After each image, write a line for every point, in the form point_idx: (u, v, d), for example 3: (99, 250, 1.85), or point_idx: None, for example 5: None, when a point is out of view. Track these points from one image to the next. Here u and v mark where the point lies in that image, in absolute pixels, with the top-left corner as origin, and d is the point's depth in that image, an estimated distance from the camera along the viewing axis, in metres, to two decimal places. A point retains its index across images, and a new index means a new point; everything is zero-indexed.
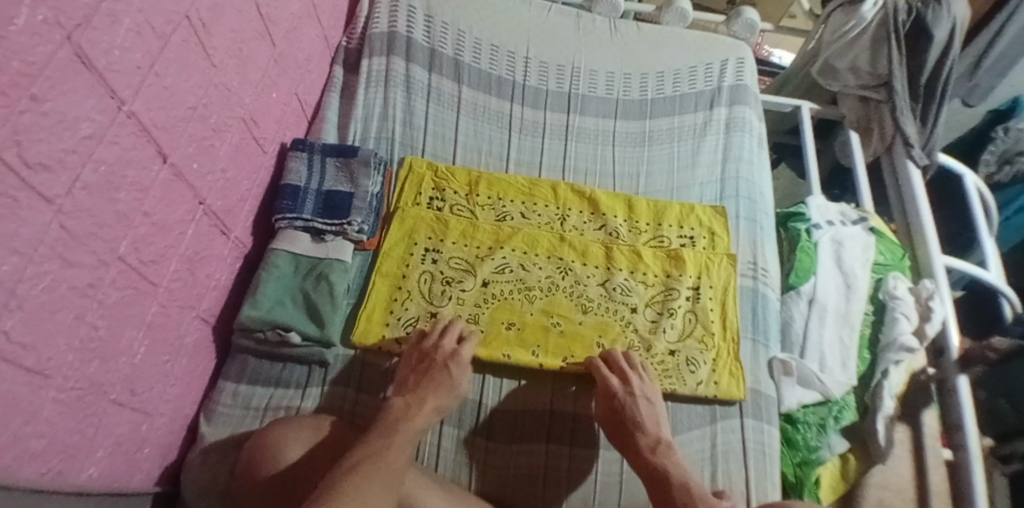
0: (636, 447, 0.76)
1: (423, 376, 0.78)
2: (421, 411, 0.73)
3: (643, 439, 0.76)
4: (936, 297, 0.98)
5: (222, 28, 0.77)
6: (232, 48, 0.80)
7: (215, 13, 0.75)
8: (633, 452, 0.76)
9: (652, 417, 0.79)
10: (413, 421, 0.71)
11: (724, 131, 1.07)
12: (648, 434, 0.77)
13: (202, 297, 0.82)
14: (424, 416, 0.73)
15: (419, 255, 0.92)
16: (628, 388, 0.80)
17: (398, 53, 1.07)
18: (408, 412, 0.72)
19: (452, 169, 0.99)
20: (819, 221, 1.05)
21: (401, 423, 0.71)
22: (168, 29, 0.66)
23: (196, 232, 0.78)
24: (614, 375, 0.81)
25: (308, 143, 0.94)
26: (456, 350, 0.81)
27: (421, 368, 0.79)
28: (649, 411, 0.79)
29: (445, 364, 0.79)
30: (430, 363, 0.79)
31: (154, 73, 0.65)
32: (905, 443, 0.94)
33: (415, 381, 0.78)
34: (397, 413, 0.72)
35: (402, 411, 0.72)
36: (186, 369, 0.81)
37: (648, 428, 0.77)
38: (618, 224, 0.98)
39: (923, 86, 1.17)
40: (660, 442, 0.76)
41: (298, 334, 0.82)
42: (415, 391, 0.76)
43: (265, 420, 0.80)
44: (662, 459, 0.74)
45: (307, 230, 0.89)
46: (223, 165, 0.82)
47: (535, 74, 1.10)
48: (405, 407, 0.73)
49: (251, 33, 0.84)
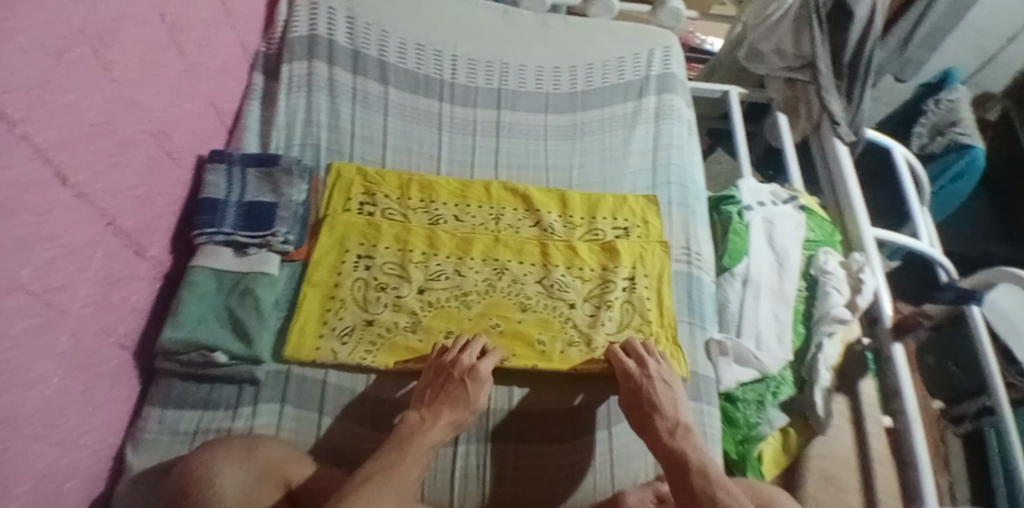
0: (655, 430, 0.74)
1: (440, 391, 0.77)
2: (436, 427, 0.72)
3: (662, 422, 0.75)
4: (867, 269, 1.00)
5: (123, 40, 0.74)
6: (136, 61, 0.77)
7: (113, 25, 0.72)
8: (652, 435, 0.74)
9: (670, 401, 0.77)
10: (428, 435, 0.71)
11: (654, 119, 1.08)
12: (667, 418, 0.75)
13: (119, 321, 0.79)
14: (437, 430, 0.72)
15: (351, 263, 0.90)
16: (645, 369, 0.80)
17: (320, 56, 1.05)
18: (422, 427, 0.72)
19: (382, 172, 0.98)
20: (749, 202, 1.07)
21: (415, 437, 0.70)
22: (62, 46, 0.63)
23: (106, 254, 0.74)
24: (630, 359, 0.82)
25: (226, 154, 0.91)
26: (474, 366, 0.79)
27: (438, 382, 0.78)
28: (668, 395, 0.78)
29: (462, 379, 0.77)
30: (447, 378, 0.78)
31: (49, 91, 0.61)
32: (843, 415, 0.97)
33: (431, 396, 0.77)
34: (410, 428, 0.72)
35: (415, 426, 0.72)
36: (106, 397, 0.78)
37: (667, 412, 0.76)
38: (553, 220, 0.98)
39: (846, 64, 1.20)
40: (677, 426, 0.74)
41: (223, 353, 0.79)
42: (430, 406, 0.75)
43: (195, 443, 0.78)
44: (679, 442, 0.72)
45: (229, 244, 0.86)
46: (133, 182, 0.79)
47: (463, 72, 1.09)
48: (419, 422, 0.73)
49: (156, 44, 0.81)
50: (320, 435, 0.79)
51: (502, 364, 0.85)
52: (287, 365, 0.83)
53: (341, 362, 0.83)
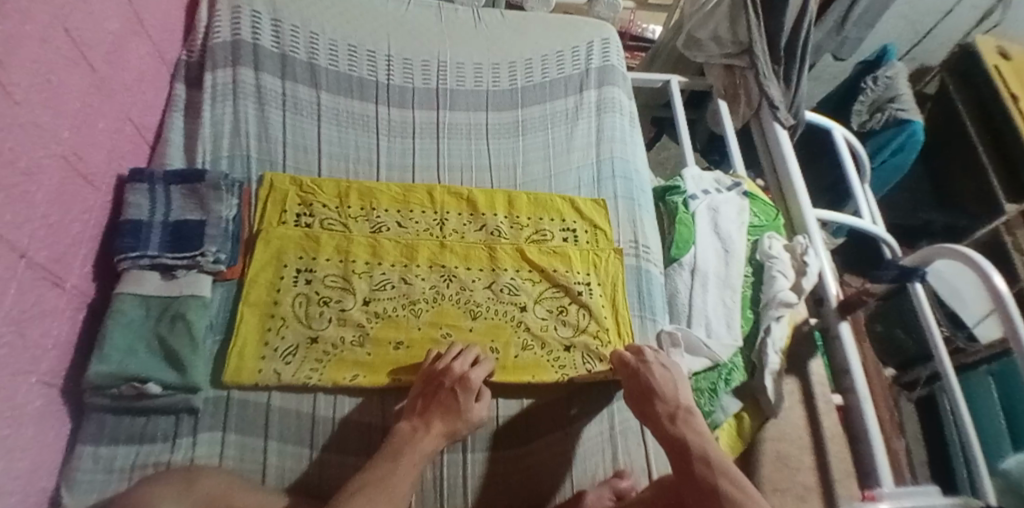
0: (656, 415, 0.76)
1: (431, 399, 0.76)
2: (427, 435, 0.72)
3: (663, 406, 0.77)
4: (810, 251, 1.03)
5: (23, 61, 0.68)
6: (38, 80, 0.71)
7: (14, 46, 0.66)
8: (654, 421, 0.76)
9: (672, 386, 0.78)
10: (420, 444, 0.71)
11: (596, 113, 1.08)
12: (667, 403, 0.77)
13: (41, 358, 0.74)
14: (430, 440, 0.72)
15: (290, 278, 0.87)
16: (640, 357, 0.81)
17: (245, 62, 1.00)
18: (413, 436, 0.72)
19: (318, 181, 0.94)
20: (694, 192, 1.08)
21: (406, 446, 0.71)
22: None
23: (19, 290, 0.69)
24: (628, 351, 0.83)
25: (147, 172, 0.86)
26: (466, 374, 0.78)
27: (430, 391, 0.77)
28: (670, 382, 0.79)
29: (453, 389, 0.77)
30: (438, 387, 0.77)
31: None
32: (796, 394, 0.99)
33: (423, 405, 0.76)
34: (402, 438, 0.72)
35: (407, 436, 0.72)
36: (32, 440, 0.73)
37: (670, 397, 0.77)
38: (499, 221, 0.96)
39: (782, 50, 1.22)
40: (676, 408, 0.76)
41: (156, 384, 0.75)
42: (422, 416, 0.75)
43: (134, 480, 0.74)
44: (680, 426, 0.74)
45: (155, 268, 0.82)
46: (44, 210, 0.74)
47: (399, 73, 1.06)
48: (411, 431, 0.73)
49: (61, 62, 0.75)
50: (266, 462, 0.76)
51: None
52: (227, 389, 0.80)
53: (285, 383, 0.80)
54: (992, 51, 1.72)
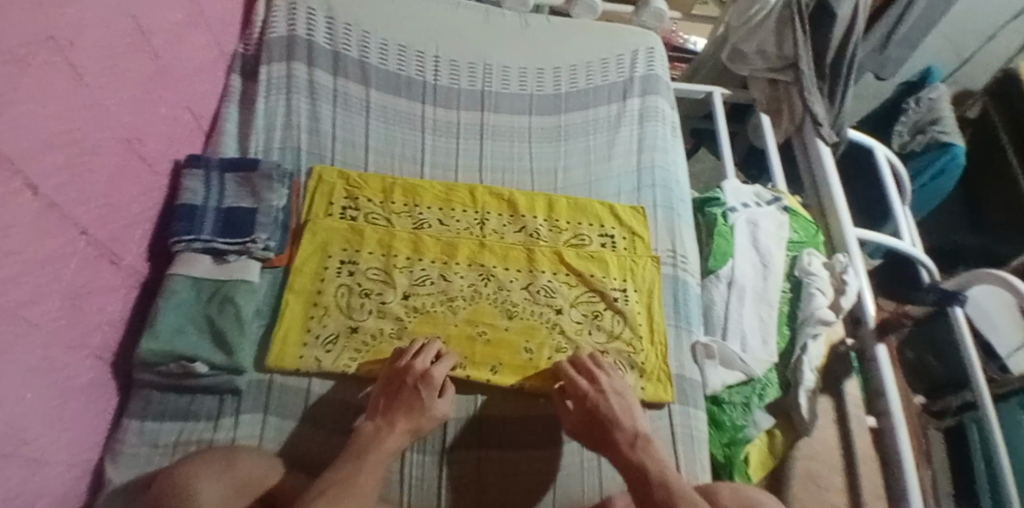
0: (615, 443, 0.73)
1: (394, 399, 0.75)
2: (390, 434, 0.71)
3: (618, 432, 0.74)
4: (850, 270, 1.02)
5: (92, 46, 0.72)
6: (105, 65, 0.75)
7: (82, 29, 0.69)
8: (612, 450, 0.73)
9: (625, 413, 0.76)
10: (384, 443, 0.69)
11: (638, 121, 1.08)
12: (624, 430, 0.74)
13: (93, 332, 0.76)
14: (393, 439, 0.71)
15: (334, 268, 0.89)
16: (597, 385, 0.78)
17: (299, 57, 1.03)
18: (377, 435, 0.70)
19: (365, 176, 0.96)
20: (734, 204, 1.08)
21: (370, 446, 0.69)
22: (26, 52, 0.61)
23: (78, 265, 0.72)
24: (581, 376, 0.80)
25: (203, 159, 0.89)
26: (428, 372, 0.77)
27: (392, 391, 0.76)
28: (625, 408, 0.76)
29: (415, 387, 0.76)
30: (401, 385, 0.76)
31: (13, 99, 0.59)
32: (829, 414, 0.98)
33: (385, 405, 0.75)
34: (365, 438, 0.70)
35: (371, 436, 0.70)
36: (81, 411, 0.75)
37: (625, 424, 0.74)
38: (538, 224, 0.97)
39: (828, 66, 1.21)
40: (634, 435, 0.73)
41: (204, 363, 0.78)
42: (385, 415, 0.73)
43: (176, 456, 0.76)
44: (637, 453, 0.71)
45: (207, 252, 0.84)
46: (105, 190, 0.77)
47: (446, 74, 1.08)
48: (375, 431, 0.71)
49: (127, 48, 0.79)
50: (303, 446, 0.78)
51: (489, 374, 0.84)
52: (270, 373, 0.82)
53: (325, 370, 0.82)
54: None
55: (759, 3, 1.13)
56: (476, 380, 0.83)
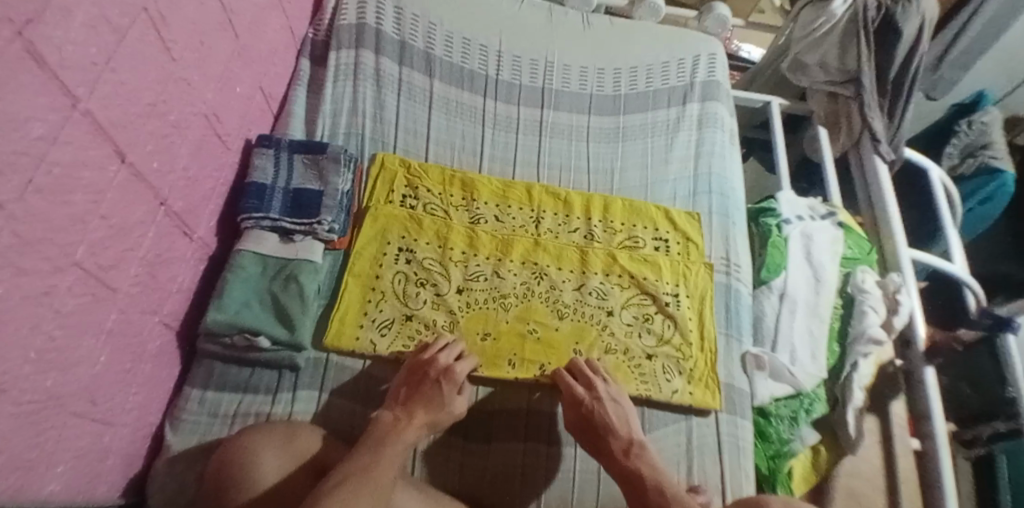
0: (610, 450, 0.75)
1: (416, 390, 0.76)
2: (409, 426, 0.71)
3: (612, 439, 0.75)
4: (903, 290, 1.01)
5: (183, 22, 0.74)
6: (193, 41, 0.77)
7: (176, 6, 0.72)
8: (607, 458, 0.74)
9: (621, 421, 0.77)
10: (403, 436, 0.69)
11: (697, 127, 1.08)
12: (619, 438, 0.75)
13: (165, 301, 0.79)
14: (412, 430, 0.71)
15: (392, 255, 0.90)
16: (595, 393, 0.79)
17: (367, 45, 1.05)
18: (395, 427, 0.70)
19: (425, 166, 0.98)
20: (789, 216, 1.07)
21: (389, 437, 0.68)
22: (123, 23, 0.63)
23: (157, 233, 0.75)
24: (578, 383, 0.80)
25: (274, 140, 0.92)
26: (450, 367, 0.78)
27: (414, 382, 0.77)
28: (620, 416, 0.78)
29: (437, 381, 0.76)
30: (423, 377, 0.77)
31: (109, 68, 0.62)
32: (874, 434, 0.97)
33: (406, 395, 0.75)
34: (385, 429, 0.70)
35: (389, 426, 0.70)
36: (148, 377, 0.78)
37: (619, 432, 0.76)
38: (593, 225, 0.98)
39: (890, 81, 1.19)
40: (629, 441, 0.75)
41: (267, 338, 0.80)
42: (404, 406, 0.74)
43: (235, 427, 0.78)
44: (635, 459, 0.73)
45: (274, 230, 0.87)
46: (185, 163, 0.79)
47: (508, 69, 1.09)
48: (394, 422, 0.71)
49: (213, 26, 0.81)
50: (356, 426, 0.79)
51: (539, 373, 0.85)
52: (327, 353, 0.84)
53: (379, 354, 0.84)
54: None
55: (824, 16, 1.14)
56: (524, 378, 0.85)
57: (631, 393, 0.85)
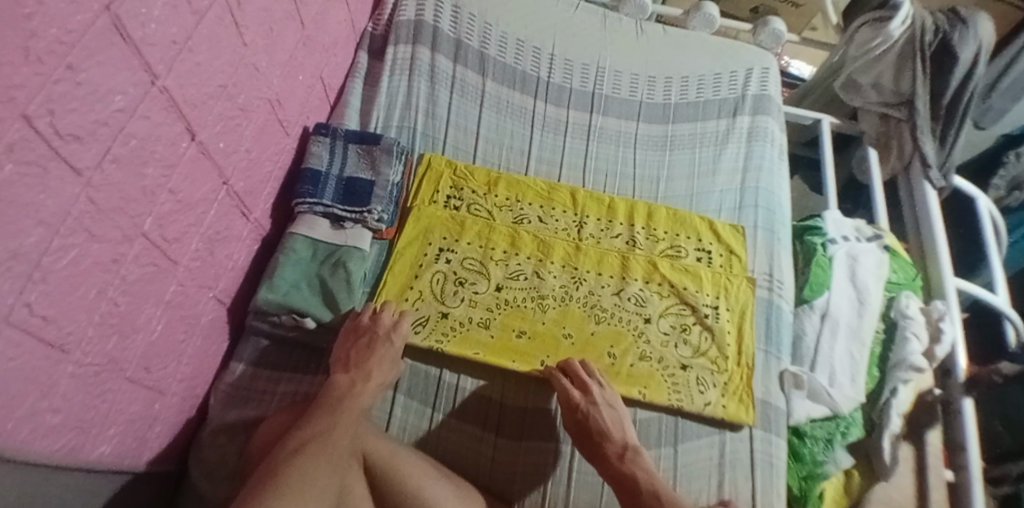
0: (604, 454, 0.77)
1: (364, 352, 0.78)
2: (365, 389, 0.75)
3: (606, 443, 0.77)
4: (947, 318, 0.99)
5: (258, 9, 0.77)
6: (263, 27, 0.79)
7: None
8: (601, 461, 0.77)
9: (615, 425, 0.79)
10: (359, 399, 0.74)
11: (746, 140, 1.07)
12: (613, 442, 0.77)
13: (220, 277, 0.81)
14: (369, 393, 0.75)
15: (432, 255, 0.91)
16: (589, 398, 0.79)
17: (424, 42, 1.07)
18: (351, 390, 0.74)
19: (471, 168, 0.99)
20: (834, 236, 1.06)
21: (345, 401, 0.73)
22: (203, 5, 0.65)
23: (218, 212, 0.77)
24: (575, 385, 0.81)
25: (331, 129, 0.94)
26: (396, 324, 0.82)
27: (363, 343, 0.79)
28: (611, 419, 0.79)
29: (386, 338, 0.80)
30: (371, 338, 0.80)
31: (187, 48, 0.64)
32: (908, 462, 0.95)
33: (355, 358, 0.78)
34: (340, 393, 0.74)
35: (345, 390, 0.74)
36: (199, 349, 0.80)
37: (612, 436, 0.78)
38: (635, 232, 0.98)
39: (944, 106, 1.16)
40: (622, 445, 0.77)
41: (313, 319, 0.83)
42: (358, 367, 0.77)
43: (276, 404, 0.80)
44: (630, 464, 0.75)
45: (326, 216, 0.89)
46: (248, 145, 0.81)
47: (560, 72, 1.10)
48: (349, 385, 0.75)
49: (283, 15, 0.83)
50: (392, 412, 0.81)
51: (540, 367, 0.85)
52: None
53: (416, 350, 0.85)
54: None
55: (881, 36, 1.10)
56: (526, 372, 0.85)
57: (664, 403, 0.85)
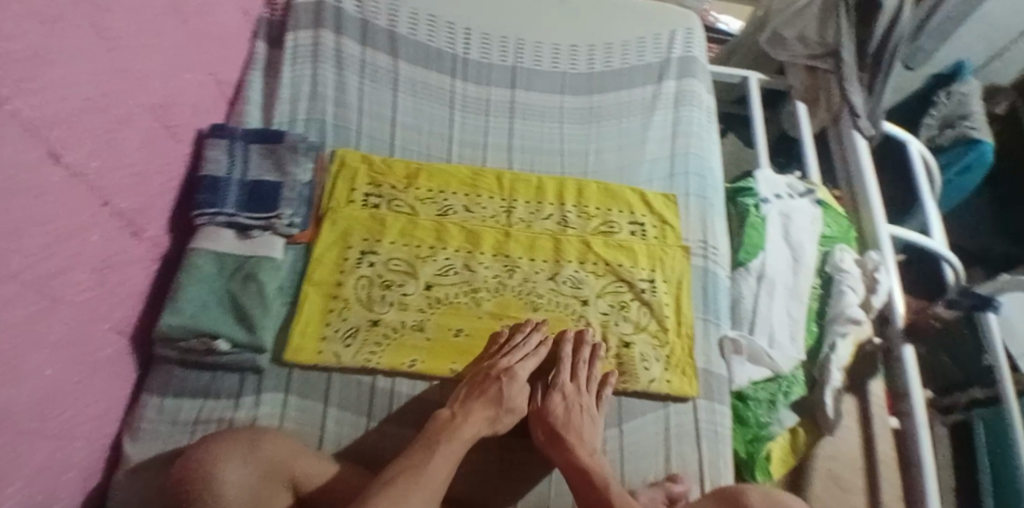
0: (570, 446, 0.73)
1: (476, 389, 0.76)
2: (466, 423, 0.72)
3: (574, 437, 0.74)
4: (883, 268, 0.99)
5: (123, 9, 0.69)
6: (133, 30, 0.72)
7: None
8: (565, 450, 0.73)
9: (590, 427, 0.77)
10: (460, 431, 0.70)
11: (674, 105, 1.05)
12: (584, 440, 0.74)
13: (115, 307, 0.74)
14: (469, 426, 0.71)
15: (354, 260, 0.86)
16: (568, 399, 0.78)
17: (327, 25, 1.01)
18: (453, 423, 0.71)
19: (389, 161, 0.94)
20: (767, 195, 1.05)
21: (445, 434, 0.70)
22: (50, 15, 0.58)
23: (103, 237, 0.70)
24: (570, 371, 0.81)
25: (228, 129, 0.87)
26: (511, 367, 0.77)
27: (476, 381, 0.77)
28: (587, 422, 0.77)
29: (499, 378, 0.76)
30: (484, 377, 0.77)
31: (40, 62, 0.56)
32: (853, 415, 0.97)
33: (466, 395, 0.76)
34: (441, 425, 0.71)
35: (446, 423, 0.72)
36: (101, 387, 0.74)
37: (585, 439, 0.75)
38: (566, 211, 0.95)
39: (870, 53, 1.14)
40: (589, 446, 0.74)
41: (227, 341, 0.76)
42: (463, 403, 0.74)
43: (196, 434, 0.75)
44: (594, 464, 0.72)
45: (231, 226, 0.83)
46: (131, 159, 0.74)
47: (477, 47, 1.04)
48: (450, 420, 0.72)
49: (157, 14, 0.76)
50: (325, 427, 0.77)
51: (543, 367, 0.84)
52: (289, 367, 0.80)
53: (345, 365, 0.80)
54: None
55: None
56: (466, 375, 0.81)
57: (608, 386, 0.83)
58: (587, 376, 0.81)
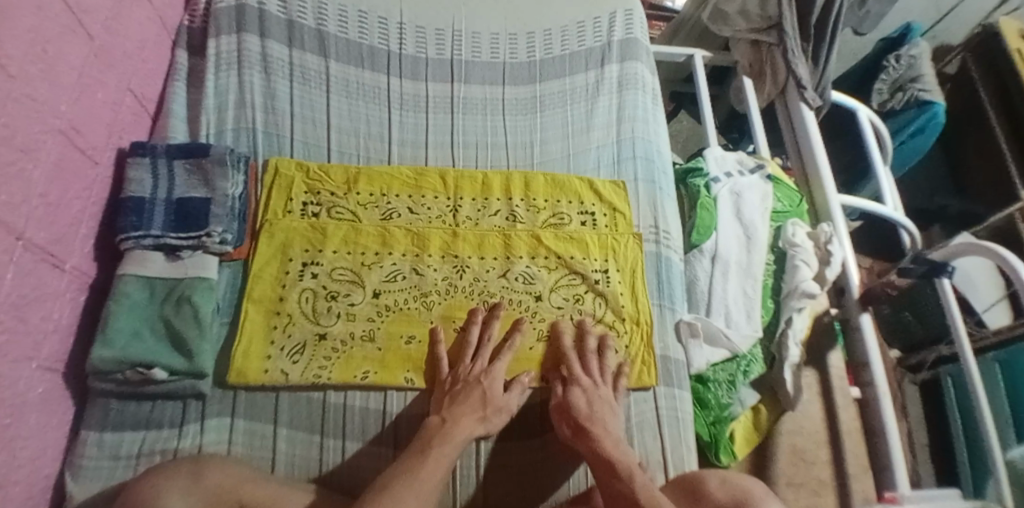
0: (590, 440, 0.70)
1: (458, 394, 0.75)
2: (456, 426, 0.70)
3: (599, 428, 0.72)
4: (835, 240, 0.97)
5: (17, 31, 0.63)
6: (34, 50, 0.66)
7: (4, 13, 0.60)
8: (589, 442, 0.70)
9: (611, 415, 0.75)
10: (450, 435, 0.69)
11: (617, 89, 1.03)
12: (609, 430, 0.72)
13: (42, 343, 0.69)
14: (460, 430, 0.70)
15: (296, 272, 0.83)
16: (585, 389, 0.76)
17: (250, 29, 0.97)
18: (444, 427, 0.70)
19: (327, 167, 0.90)
20: (716, 175, 1.05)
21: (436, 439, 0.68)
22: None
23: (19, 274, 0.64)
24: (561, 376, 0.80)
25: (149, 146, 0.84)
26: (488, 368, 0.78)
27: (455, 389, 0.76)
28: (608, 410, 0.75)
29: (479, 382, 0.76)
30: (461, 381, 0.76)
31: None
32: (814, 388, 0.97)
33: (451, 398, 0.75)
34: (431, 431, 0.70)
35: (436, 429, 0.70)
36: (35, 427, 0.68)
37: (610, 429, 0.72)
38: (515, 205, 0.92)
39: (812, 25, 1.12)
40: (614, 436, 0.71)
41: (163, 369, 0.73)
42: (450, 407, 0.73)
43: (140, 467, 0.72)
44: (621, 454, 0.68)
45: (159, 248, 0.80)
46: (42, 189, 0.68)
47: (412, 42, 1.02)
48: (440, 424, 0.71)
49: (60, 31, 0.71)
50: (276, 450, 0.74)
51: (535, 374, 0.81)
52: (234, 389, 0.77)
53: (294, 384, 0.77)
54: (1015, 31, 1.55)
55: None
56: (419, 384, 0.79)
57: None
58: (598, 367, 0.80)
